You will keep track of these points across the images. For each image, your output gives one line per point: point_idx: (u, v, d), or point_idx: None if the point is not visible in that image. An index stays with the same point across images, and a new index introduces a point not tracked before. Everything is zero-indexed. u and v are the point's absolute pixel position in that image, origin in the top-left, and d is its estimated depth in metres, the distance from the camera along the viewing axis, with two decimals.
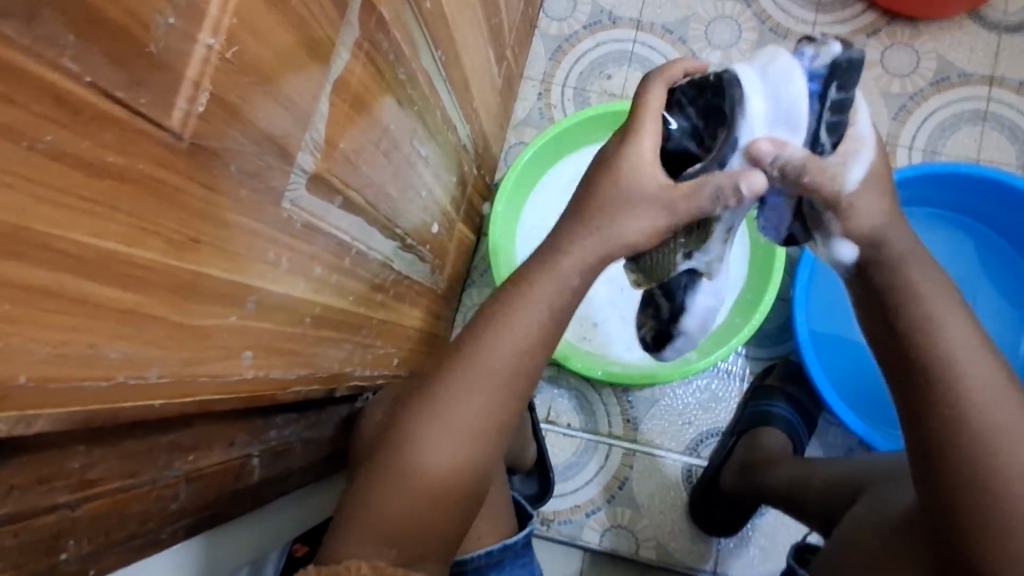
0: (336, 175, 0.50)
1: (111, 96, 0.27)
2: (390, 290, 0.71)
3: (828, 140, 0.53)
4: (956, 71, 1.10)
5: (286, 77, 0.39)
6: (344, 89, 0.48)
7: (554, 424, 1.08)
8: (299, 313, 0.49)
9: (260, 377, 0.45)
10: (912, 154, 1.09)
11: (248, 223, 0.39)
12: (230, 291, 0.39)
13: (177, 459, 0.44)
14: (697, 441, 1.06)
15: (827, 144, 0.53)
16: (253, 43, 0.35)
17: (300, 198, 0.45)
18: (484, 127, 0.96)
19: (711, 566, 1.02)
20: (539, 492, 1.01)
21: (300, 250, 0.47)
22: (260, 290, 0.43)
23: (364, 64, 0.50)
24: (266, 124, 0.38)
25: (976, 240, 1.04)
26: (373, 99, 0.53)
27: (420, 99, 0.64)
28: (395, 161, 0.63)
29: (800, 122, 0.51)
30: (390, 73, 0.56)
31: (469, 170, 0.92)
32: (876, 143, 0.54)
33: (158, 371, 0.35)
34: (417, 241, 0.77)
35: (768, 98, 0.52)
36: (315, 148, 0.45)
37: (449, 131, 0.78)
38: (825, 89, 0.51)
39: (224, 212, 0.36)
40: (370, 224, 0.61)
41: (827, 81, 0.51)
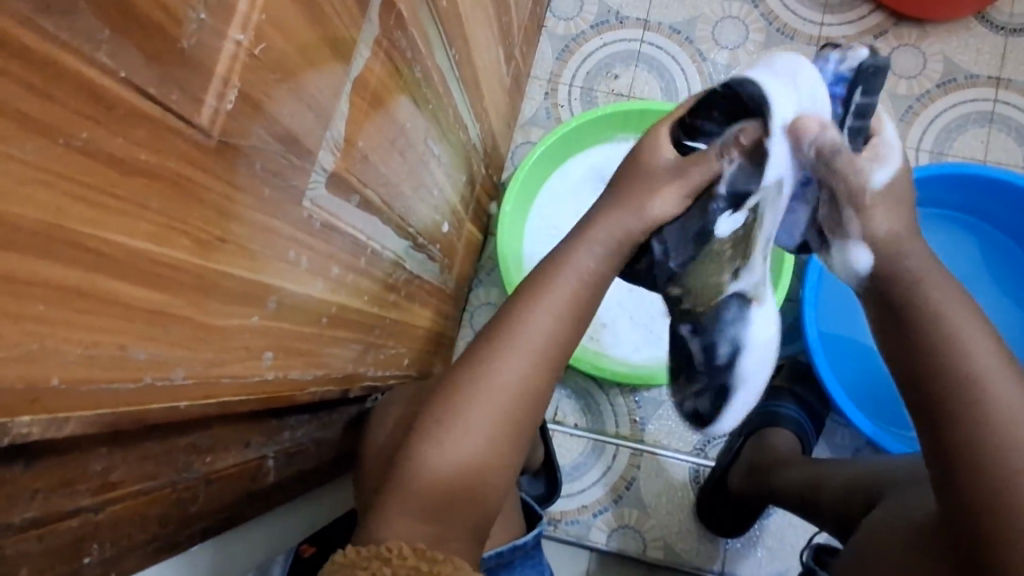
0: (354, 174, 0.50)
1: (144, 93, 0.26)
2: (402, 290, 0.71)
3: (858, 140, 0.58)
4: (963, 72, 1.10)
5: (309, 75, 0.39)
6: (363, 87, 0.47)
7: (561, 425, 1.07)
8: (316, 313, 0.49)
9: (279, 377, 0.45)
10: (919, 155, 1.09)
11: (270, 223, 0.39)
12: (252, 291, 0.39)
13: (195, 461, 0.43)
14: (704, 441, 1.06)
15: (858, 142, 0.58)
16: (278, 40, 0.34)
17: (320, 196, 0.45)
18: (492, 126, 0.95)
19: (719, 567, 1.02)
20: (547, 493, 1.01)
21: (318, 249, 0.47)
22: (281, 289, 0.42)
23: (383, 63, 0.50)
24: (289, 122, 0.38)
25: (983, 241, 1.04)
26: (390, 98, 0.53)
27: (433, 98, 0.64)
28: (409, 161, 0.62)
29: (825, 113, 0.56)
30: (407, 71, 0.55)
31: (478, 169, 0.92)
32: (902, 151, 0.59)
33: (183, 373, 0.34)
34: (428, 241, 0.77)
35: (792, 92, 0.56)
36: (335, 147, 0.45)
37: (461, 130, 0.78)
38: (850, 91, 0.57)
39: (248, 210, 0.36)
40: (384, 223, 0.60)
41: (852, 84, 0.57)
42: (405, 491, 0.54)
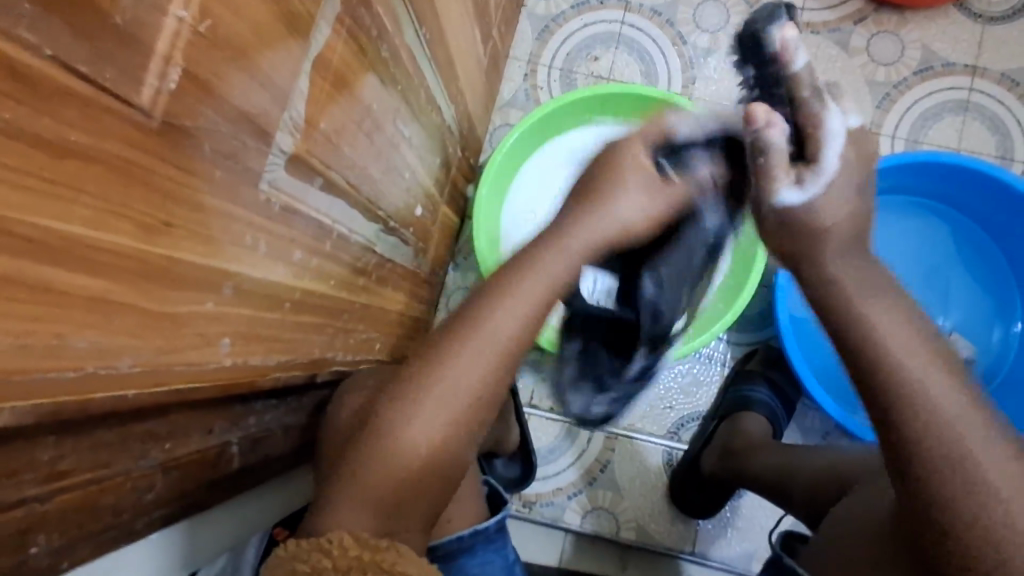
0: (316, 157, 0.49)
1: (74, 71, 0.25)
2: (372, 274, 0.70)
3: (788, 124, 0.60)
4: (941, 60, 1.10)
5: (262, 53, 0.37)
6: (325, 67, 0.46)
7: (537, 409, 1.08)
8: (277, 298, 0.48)
9: (239, 364, 0.44)
10: (895, 142, 1.10)
11: (224, 207, 0.38)
12: (205, 277, 0.38)
13: (152, 449, 0.42)
14: (678, 425, 1.07)
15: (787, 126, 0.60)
16: (227, 17, 0.33)
17: (279, 179, 0.44)
18: (469, 108, 0.94)
19: (690, 547, 1.04)
20: (522, 476, 1.01)
21: (279, 234, 0.46)
22: (238, 275, 0.41)
23: (346, 41, 0.48)
24: (241, 102, 0.36)
25: (953, 227, 1.05)
26: (356, 79, 0.52)
27: (403, 79, 0.62)
28: (379, 143, 0.61)
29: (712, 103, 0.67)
30: (373, 51, 0.54)
31: (453, 151, 0.90)
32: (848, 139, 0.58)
33: (130, 361, 0.33)
34: (400, 224, 0.75)
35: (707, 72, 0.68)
36: (295, 127, 0.44)
37: (433, 112, 0.76)
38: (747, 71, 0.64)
39: (198, 194, 0.35)
40: (352, 207, 0.59)
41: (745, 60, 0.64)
42: (365, 485, 0.56)
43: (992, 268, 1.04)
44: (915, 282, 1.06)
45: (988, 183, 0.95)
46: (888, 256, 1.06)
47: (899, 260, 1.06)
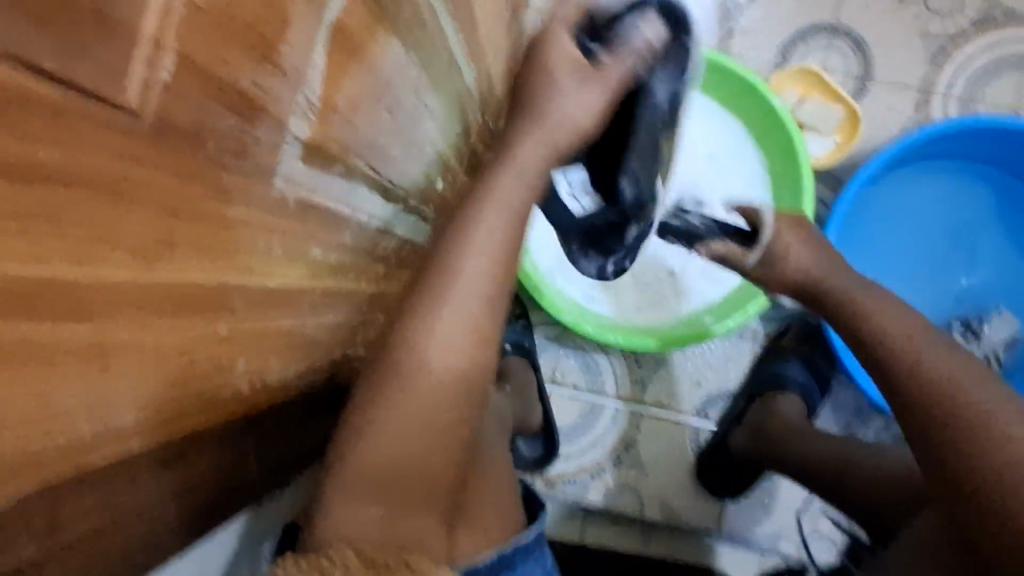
0: (335, 140, 0.42)
1: (37, 70, 0.19)
2: (391, 258, 0.65)
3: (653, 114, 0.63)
4: (1004, 8, 1.00)
5: (274, 27, 0.31)
6: (343, 35, 0.39)
7: (560, 386, 1.04)
8: (295, 302, 0.43)
9: (255, 380, 0.40)
10: (948, 102, 1.01)
11: (233, 212, 0.32)
12: (215, 296, 0.32)
13: (165, 477, 0.38)
14: (706, 402, 1.03)
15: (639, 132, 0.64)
16: None
17: (294, 170, 0.38)
18: (489, 68, 0.86)
19: (717, 526, 1.02)
20: (545, 455, 0.98)
21: (296, 232, 0.40)
22: (252, 286, 0.36)
23: (365, 2, 0.41)
24: (251, 88, 0.30)
25: (1001, 194, 0.98)
26: (375, 47, 0.45)
27: (425, 41, 0.55)
28: (399, 117, 0.55)
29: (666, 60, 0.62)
30: (394, 12, 0.47)
31: (473, 116, 0.83)
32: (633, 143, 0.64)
33: (133, 405, 0.28)
34: (419, 201, 0.69)
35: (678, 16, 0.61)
36: (311, 110, 0.37)
37: (455, 75, 0.69)
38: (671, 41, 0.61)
39: (205, 202, 0.29)
40: (371, 189, 0.53)
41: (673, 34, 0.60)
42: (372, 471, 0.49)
43: None
44: (954, 255, 0.99)
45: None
46: (925, 228, 0.99)
47: (937, 232, 0.99)
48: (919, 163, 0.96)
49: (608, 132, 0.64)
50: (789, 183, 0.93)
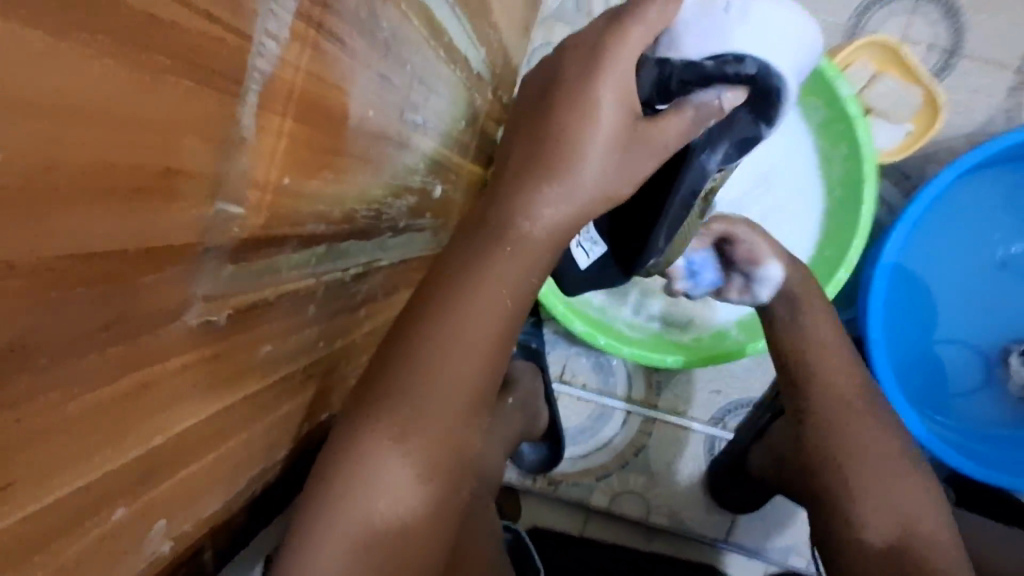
0: (279, 222, 0.33)
1: None
2: (377, 294, 0.56)
3: (716, 158, 0.53)
4: None
5: (157, 141, 0.21)
6: (283, 97, 0.29)
7: (568, 386, 0.98)
8: (236, 419, 0.35)
9: (186, 525, 0.33)
10: None
11: (115, 389, 0.24)
12: (101, 488, 0.25)
13: None
14: (724, 411, 0.96)
15: (714, 160, 0.53)
16: (50, 127, 0.17)
17: (218, 284, 0.29)
18: (504, 40, 0.72)
19: (724, 536, 0.98)
20: (551, 456, 0.95)
21: (229, 346, 0.32)
22: (164, 444, 0.28)
23: (318, 45, 0.30)
24: (125, 238, 0.21)
25: None
26: (344, 88, 0.34)
27: (415, 54, 0.43)
28: (385, 151, 0.44)
29: (767, 85, 0.48)
30: (369, 34, 0.35)
31: (483, 102, 0.71)
32: (682, 201, 0.55)
33: None
34: (412, 219, 0.59)
35: (775, 30, 0.48)
36: (235, 210, 0.28)
37: (458, 69, 0.56)
38: (755, 73, 0.47)
39: (68, 402, 0.22)
40: (344, 242, 0.44)
41: (762, 74, 0.48)
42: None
43: None
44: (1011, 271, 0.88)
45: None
46: (979, 246, 0.88)
47: (990, 250, 0.88)
48: (990, 167, 0.83)
49: (637, 198, 0.57)
50: (836, 224, 0.80)
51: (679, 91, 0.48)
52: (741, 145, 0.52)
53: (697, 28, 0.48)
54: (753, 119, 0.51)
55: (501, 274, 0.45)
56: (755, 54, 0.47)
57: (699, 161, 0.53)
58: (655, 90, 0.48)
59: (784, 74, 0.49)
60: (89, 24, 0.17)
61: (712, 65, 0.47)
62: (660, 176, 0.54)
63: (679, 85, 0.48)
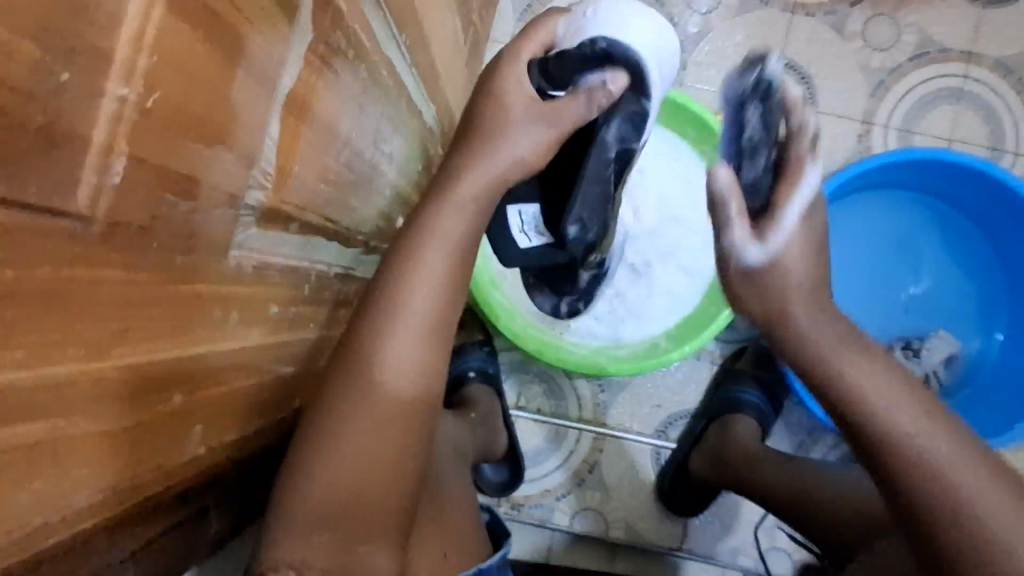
0: (289, 203, 0.43)
1: (19, 202, 0.21)
2: (353, 301, 0.65)
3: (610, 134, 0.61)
4: (937, 46, 1.05)
5: (227, 112, 0.32)
6: (297, 105, 0.40)
7: (524, 411, 1.06)
8: (253, 361, 0.43)
9: (214, 446, 0.40)
10: (886, 133, 1.06)
11: (187, 292, 0.32)
12: (169, 373, 0.33)
13: (121, 543, 0.39)
14: (666, 423, 1.06)
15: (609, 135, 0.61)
16: (178, 84, 0.27)
17: (249, 238, 0.38)
18: (450, 104, 0.87)
19: (678, 544, 1.05)
20: (510, 478, 1.01)
21: (252, 296, 0.41)
22: (211, 354, 0.36)
23: (320, 71, 0.41)
24: (205, 174, 0.31)
25: (940, 221, 1.03)
26: (335, 108, 0.46)
27: (384, 95, 0.55)
28: (362, 169, 0.55)
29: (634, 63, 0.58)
30: (353, 73, 0.47)
31: (435, 154, 0.84)
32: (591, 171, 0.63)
33: (87, 494, 0.28)
34: (381, 242, 0.70)
35: (636, 19, 0.58)
36: (265, 182, 0.38)
37: (416, 119, 0.69)
38: (618, 53, 0.57)
39: (161, 289, 0.30)
40: (330, 241, 0.54)
41: (624, 54, 0.57)
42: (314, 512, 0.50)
43: (983, 257, 1.02)
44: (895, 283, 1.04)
45: (1001, 191, 0.93)
46: (889, 289, 1.04)
47: (899, 292, 1.04)
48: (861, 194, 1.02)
49: (562, 161, 0.65)
50: None
51: (563, 78, 0.59)
52: (633, 120, 0.60)
53: (570, 29, 0.59)
54: (637, 98, 0.59)
55: (449, 239, 0.57)
56: (607, 34, 0.57)
57: (602, 134, 0.61)
58: (544, 83, 0.60)
59: (644, 55, 0.58)
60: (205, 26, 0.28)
61: (585, 51, 0.57)
62: (572, 144, 0.63)
63: (560, 73, 0.59)
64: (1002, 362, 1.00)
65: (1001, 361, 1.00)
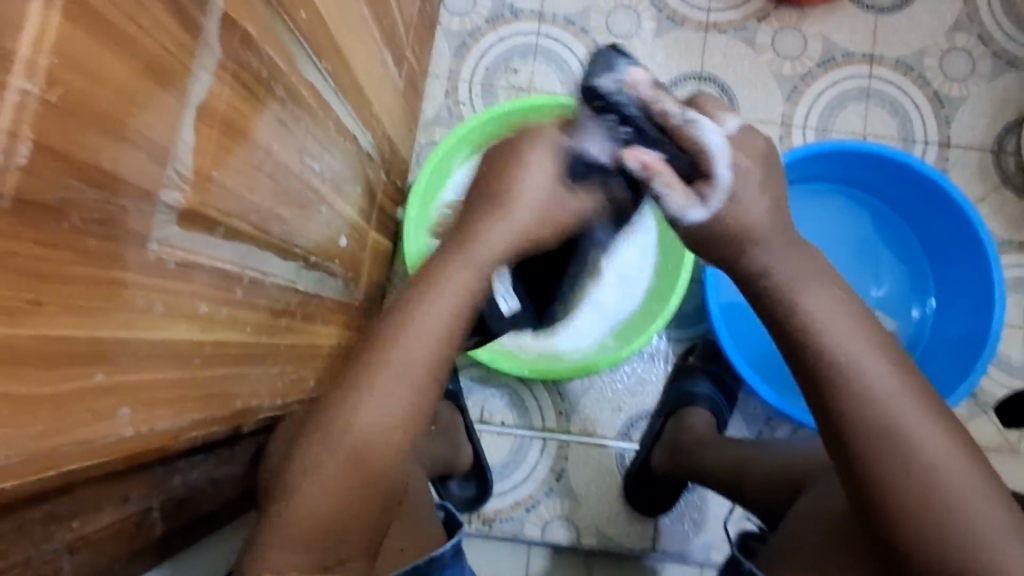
0: (212, 207, 0.46)
1: None
2: (296, 313, 0.68)
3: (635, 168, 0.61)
4: (841, 51, 1.15)
5: (132, 114, 0.36)
6: (210, 114, 0.44)
7: (488, 425, 1.08)
8: (182, 355, 0.46)
9: (143, 433, 0.42)
10: (806, 133, 1.14)
11: (102, 274, 0.36)
12: (86, 351, 0.36)
13: (57, 532, 0.41)
14: (628, 425, 1.08)
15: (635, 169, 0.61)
16: (80, 83, 0.31)
17: (170, 234, 0.42)
18: (389, 132, 0.92)
19: (651, 545, 1.06)
20: (477, 495, 1.01)
21: (176, 290, 0.44)
22: (130, 340, 0.40)
23: (232, 86, 0.46)
24: (114, 168, 0.35)
25: (868, 212, 1.10)
26: (252, 122, 0.50)
27: (307, 115, 0.60)
28: (289, 183, 0.59)
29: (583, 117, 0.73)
30: (269, 91, 0.52)
31: (376, 178, 0.89)
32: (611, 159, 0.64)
33: (6, 454, 0.31)
34: (324, 258, 0.73)
35: None
36: (181, 184, 0.42)
37: (349, 141, 0.74)
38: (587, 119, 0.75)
39: (72, 267, 0.33)
40: (263, 250, 0.57)
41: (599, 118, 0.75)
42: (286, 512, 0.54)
43: (911, 246, 1.09)
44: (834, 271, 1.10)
45: (907, 174, 0.99)
46: None
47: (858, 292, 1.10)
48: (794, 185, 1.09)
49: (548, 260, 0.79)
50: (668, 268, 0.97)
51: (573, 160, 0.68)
52: None
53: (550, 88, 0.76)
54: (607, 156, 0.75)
55: None
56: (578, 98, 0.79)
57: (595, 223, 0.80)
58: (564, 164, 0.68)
59: None
60: (104, 35, 0.32)
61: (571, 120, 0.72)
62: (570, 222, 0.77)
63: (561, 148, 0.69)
64: (938, 330, 1.05)
65: (935, 331, 1.06)
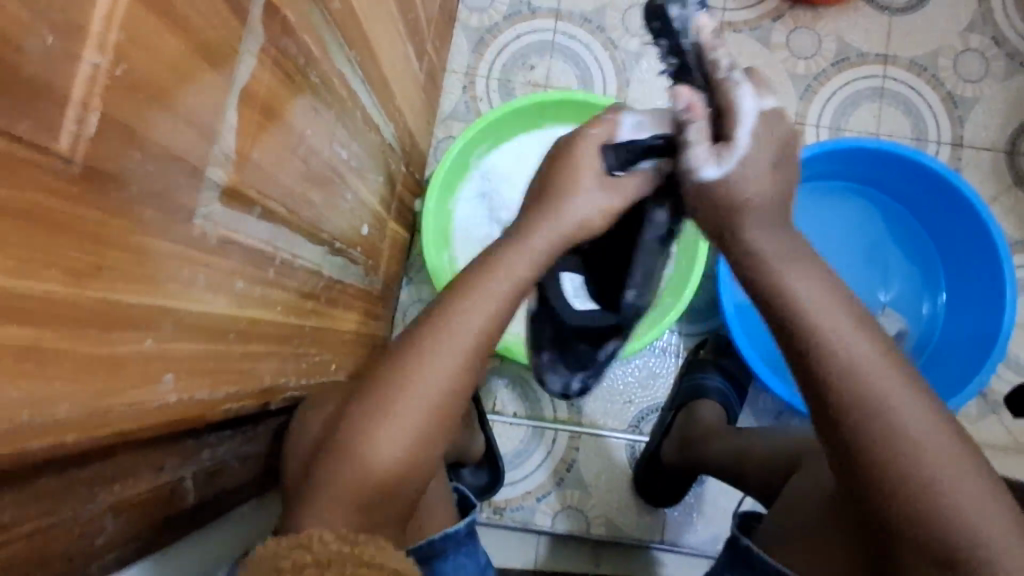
0: (251, 187, 0.48)
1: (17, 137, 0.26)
2: (321, 297, 0.69)
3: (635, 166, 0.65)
4: (855, 52, 1.16)
5: (184, 92, 0.37)
6: (251, 97, 0.45)
7: (500, 415, 1.10)
8: (220, 329, 0.48)
9: (183, 401, 0.44)
10: (819, 131, 1.15)
11: (153, 244, 0.37)
12: (136, 318, 0.37)
13: (101, 493, 0.42)
14: (639, 418, 1.09)
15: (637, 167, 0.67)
16: (140, 58, 0.33)
17: (213, 211, 0.44)
18: (409, 124, 0.94)
19: (659, 536, 1.07)
20: (489, 483, 1.02)
21: (216, 265, 0.46)
22: (175, 310, 0.41)
23: (271, 71, 0.47)
24: (167, 142, 0.37)
25: (881, 210, 1.11)
26: (287, 107, 0.52)
27: (337, 102, 0.62)
28: (319, 168, 0.61)
29: None
30: (304, 77, 0.53)
31: (396, 168, 0.90)
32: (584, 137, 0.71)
33: (65, 410, 0.33)
34: (347, 245, 0.75)
35: None
36: (224, 163, 0.43)
37: (374, 131, 0.76)
38: None
39: (128, 236, 0.35)
40: (293, 232, 0.59)
41: None
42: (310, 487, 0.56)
43: (923, 244, 1.10)
44: (846, 268, 1.11)
45: (921, 173, 1.00)
46: (852, 284, 1.11)
47: (869, 290, 1.11)
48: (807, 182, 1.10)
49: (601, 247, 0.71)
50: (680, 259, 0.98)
51: None
52: None
53: None
54: None
55: None
56: None
57: None
58: None
59: None
60: (163, 16, 0.34)
61: None
62: None
63: None
64: (948, 327, 1.06)
65: (944, 329, 1.07)
